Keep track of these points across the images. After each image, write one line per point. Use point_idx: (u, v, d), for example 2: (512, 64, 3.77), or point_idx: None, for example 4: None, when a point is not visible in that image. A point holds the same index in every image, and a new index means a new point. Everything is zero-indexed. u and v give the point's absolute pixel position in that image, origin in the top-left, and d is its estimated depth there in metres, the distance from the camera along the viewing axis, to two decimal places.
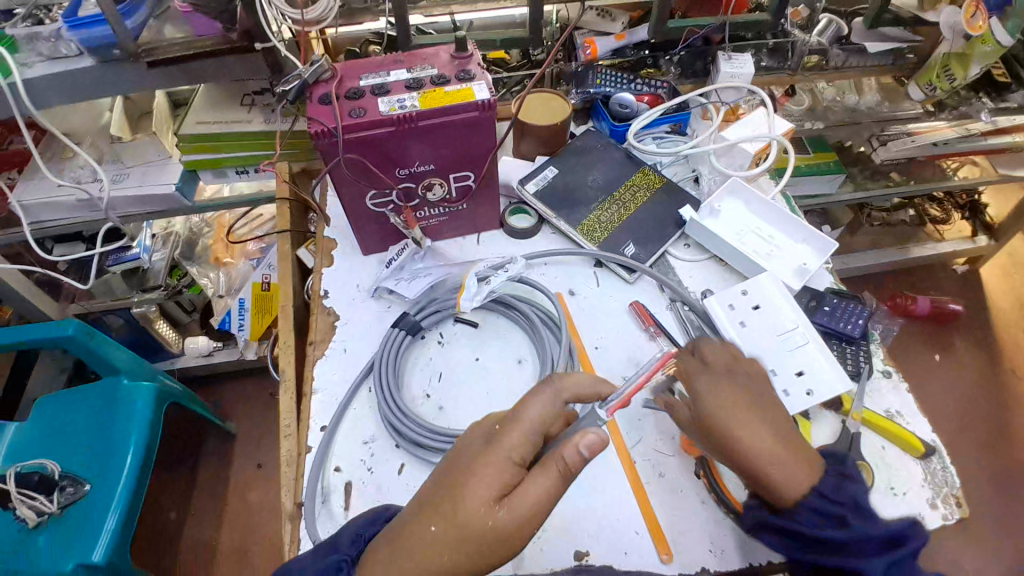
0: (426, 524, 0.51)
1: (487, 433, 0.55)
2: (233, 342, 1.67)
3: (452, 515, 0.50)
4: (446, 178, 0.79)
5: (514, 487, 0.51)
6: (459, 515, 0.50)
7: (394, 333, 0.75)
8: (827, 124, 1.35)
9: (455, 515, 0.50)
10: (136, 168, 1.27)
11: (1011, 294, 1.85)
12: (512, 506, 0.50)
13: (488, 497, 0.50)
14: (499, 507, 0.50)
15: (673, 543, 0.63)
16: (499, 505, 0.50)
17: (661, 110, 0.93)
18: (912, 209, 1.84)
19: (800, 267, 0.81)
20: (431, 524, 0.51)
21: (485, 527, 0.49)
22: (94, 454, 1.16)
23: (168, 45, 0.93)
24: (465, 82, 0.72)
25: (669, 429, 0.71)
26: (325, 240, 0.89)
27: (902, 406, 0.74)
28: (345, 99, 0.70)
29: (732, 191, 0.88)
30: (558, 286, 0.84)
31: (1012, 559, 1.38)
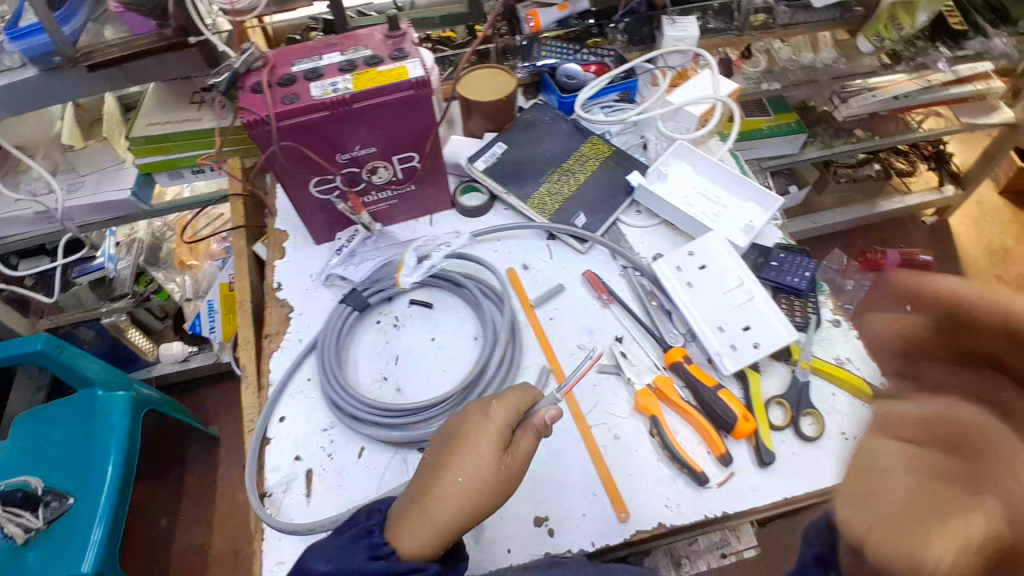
0: (453, 479, 0.55)
1: (482, 407, 0.61)
2: (209, 346, 1.65)
3: (476, 468, 0.56)
4: (389, 160, 0.78)
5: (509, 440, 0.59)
6: (484, 467, 0.56)
7: (340, 309, 0.76)
8: (785, 85, 1.29)
9: (478, 468, 0.56)
10: (90, 176, 1.24)
11: (981, 243, 1.88)
12: (517, 454, 0.58)
13: (497, 450, 0.57)
14: (508, 456, 0.58)
15: (629, 501, 0.66)
16: (506, 454, 0.58)
17: (608, 78, 0.92)
18: (878, 163, 1.80)
19: (746, 225, 0.82)
20: (457, 477, 0.56)
21: (505, 473, 0.57)
22: (76, 467, 1.15)
23: (106, 47, 0.90)
24: (398, 61, 0.71)
25: (623, 392, 0.73)
26: (277, 233, 0.89)
27: (852, 353, 0.76)
28: (277, 86, 0.69)
29: (679, 155, 0.89)
30: (511, 261, 0.85)
31: None
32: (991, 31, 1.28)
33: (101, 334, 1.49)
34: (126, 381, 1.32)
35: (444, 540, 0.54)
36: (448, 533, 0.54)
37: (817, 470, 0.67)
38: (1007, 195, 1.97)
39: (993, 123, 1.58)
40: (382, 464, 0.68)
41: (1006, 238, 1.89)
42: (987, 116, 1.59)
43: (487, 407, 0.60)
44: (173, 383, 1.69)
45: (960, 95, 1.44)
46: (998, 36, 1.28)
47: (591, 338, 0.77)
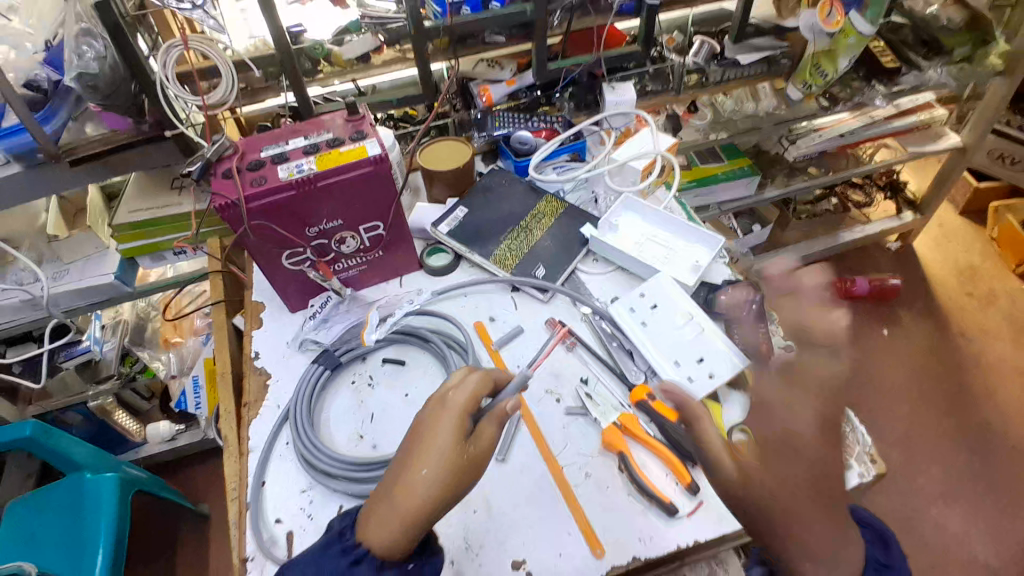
0: (417, 473, 0.58)
1: (441, 398, 0.63)
2: (196, 423, 1.66)
3: (441, 460, 0.58)
4: (356, 231, 0.84)
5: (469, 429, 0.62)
6: (447, 459, 0.58)
7: (314, 369, 0.81)
8: (730, 134, 1.39)
9: (441, 460, 0.58)
10: (75, 264, 1.29)
11: (948, 263, 1.94)
12: (479, 444, 0.61)
13: (459, 440, 0.60)
14: (468, 446, 0.60)
15: (603, 538, 0.68)
16: (467, 445, 0.60)
17: (557, 142, 1.00)
18: (834, 198, 1.92)
19: (693, 265, 0.88)
20: (421, 469, 0.58)
21: (466, 463, 0.59)
22: (65, 553, 1.14)
23: (88, 142, 0.97)
24: (358, 141, 0.78)
25: (591, 431, 0.76)
26: (254, 305, 0.93)
27: (805, 378, 0.80)
28: (247, 171, 0.76)
29: (628, 206, 0.96)
30: (478, 315, 0.89)
31: (988, 517, 1.42)
32: (924, 65, 1.36)
33: (88, 418, 1.51)
34: (114, 462, 1.32)
35: (413, 532, 0.57)
36: (415, 525, 0.57)
37: None
38: (967, 215, 2.06)
39: (942, 149, 1.70)
40: None
41: (972, 257, 1.94)
42: (933, 143, 1.70)
43: (446, 396, 0.63)
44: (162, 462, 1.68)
45: (905, 126, 1.58)
46: (929, 68, 1.37)
47: (557, 382, 0.81)
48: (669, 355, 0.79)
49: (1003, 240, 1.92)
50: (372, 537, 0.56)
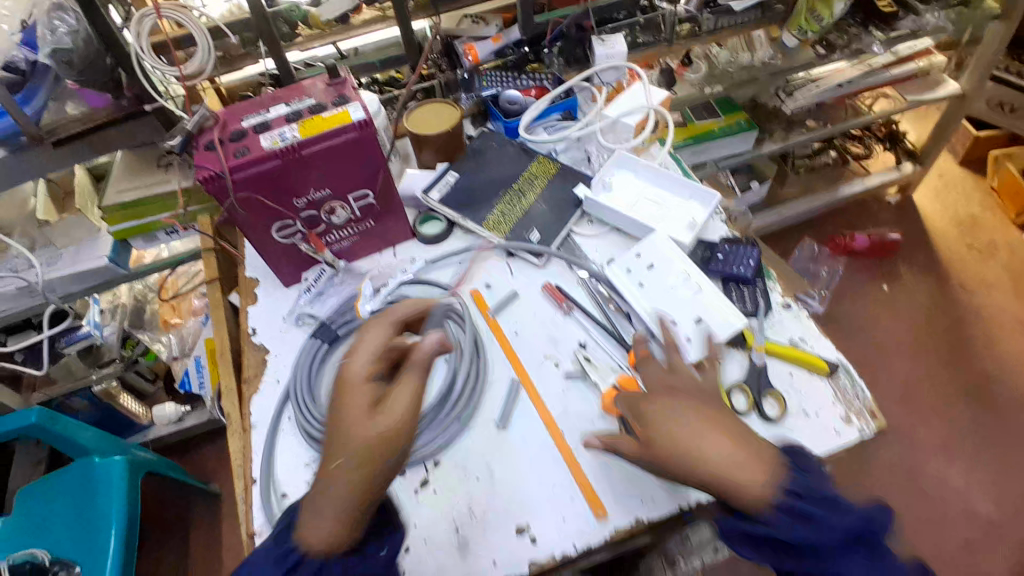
0: (334, 463, 0.61)
1: (343, 377, 0.67)
2: (201, 403, 1.67)
3: (352, 441, 0.61)
4: (346, 200, 0.82)
5: (380, 399, 0.64)
6: (357, 438, 0.61)
7: (311, 344, 0.80)
8: (726, 86, 1.36)
9: (353, 440, 0.61)
10: (68, 249, 1.28)
11: (948, 214, 1.92)
12: (388, 410, 0.63)
13: (366, 415, 0.63)
14: (378, 417, 0.63)
15: (606, 499, 0.68)
16: (376, 416, 0.63)
17: (547, 100, 0.98)
18: (834, 150, 1.87)
19: (690, 222, 0.87)
20: (337, 458, 0.61)
21: (376, 435, 0.61)
22: (78, 536, 1.17)
23: (67, 122, 0.95)
24: (341, 106, 0.76)
25: (591, 395, 0.76)
26: (248, 281, 0.92)
27: (804, 334, 0.79)
28: (229, 142, 0.74)
29: (621, 163, 0.94)
30: (473, 283, 0.88)
31: (986, 463, 1.44)
32: (921, 8, 1.29)
33: (94, 402, 1.52)
34: (122, 445, 1.33)
35: (352, 518, 0.60)
36: (350, 509, 0.60)
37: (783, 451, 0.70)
38: (967, 165, 2.03)
39: (941, 96, 1.64)
40: None
41: (972, 208, 1.92)
42: (933, 91, 1.65)
43: (347, 375, 0.67)
44: (170, 441, 1.70)
45: (904, 73, 1.52)
46: (928, 12, 1.31)
47: (555, 347, 0.80)
48: (668, 315, 0.78)
49: (1003, 190, 1.90)
50: (308, 537, 0.59)
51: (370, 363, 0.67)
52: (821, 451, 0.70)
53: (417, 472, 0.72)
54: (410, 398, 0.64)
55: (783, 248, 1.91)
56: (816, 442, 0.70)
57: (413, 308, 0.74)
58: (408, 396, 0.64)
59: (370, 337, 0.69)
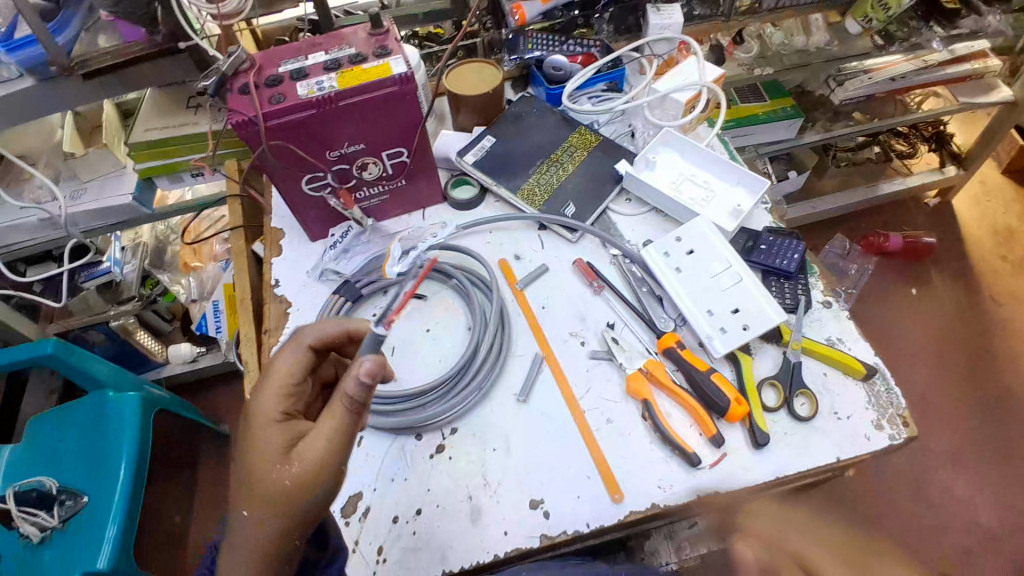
0: (247, 514, 0.56)
1: (256, 411, 0.59)
2: (216, 346, 1.69)
3: (257, 491, 0.55)
4: (379, 156, 0.80)
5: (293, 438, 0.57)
6: (264, 491, 0.54)
7: (334, 300, 0.79)
8: (778, 69, 1.27)
9: (261, 492, 0.54)
10: (92, 183, 1.26)
11: (986, 222, 1.85)
12: (299, 457, 0.54)
13: (275, 460, 0.55)
14: (288, 464, 0.55)
15: (622, 483, 0.67)
16: (287, 463, 0.55)
17: (595, 68, 0.94)
18: (879, 146, 1.80)
19: (734, 208, 0.83)
20: (247, 509, 0.56)
21: (286, 488, 0.54)
22: (89, 467, 1.18)
23: (100, 55, 0.92)
24: (382, 58, 0.72)
25: (616, 377, 0.74)
26: (273, 232, 0.91)
27: (842, 334, 0.76)
28: (265, 87, 0.71)
29: (666, 141, 0.90)
30: (503, 253, 0.86)
31: (1005, 480, 1.40)
32: (984, 9, 1.25)
33: (110, 337, 1.53)
34: (135, 381, 1.34)
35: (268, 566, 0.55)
36: (267, 558, 0.55)
37: (810, 451, 0.68)
38: (1010, 173, 1.94)
39: (993, 103, 1.53)
40: (379, 452, 0.71)
41: (1010, 217, 1.85)
42: (986, 96, 1.54)
43: (255, 411, 0.59)
44: (182, 383, 1.71)
45: (959, 74, 1.41)
46: (990, 14, 1.25)
47: (582, 325, 0.78)
48: (703, 304, 0.75)
49: None
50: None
51: (280, 398, 0.59)
52: (849, 455, 0.67)
53: (433, 437, 0.71)
54: (324, 438, 0.54)
55: (813, 242, 1.85)
56: (846, 446, 0.68)
57: (336, 325, 0.63)
58: (323, 438, 0.54)
59: (281, 366, 0.60)
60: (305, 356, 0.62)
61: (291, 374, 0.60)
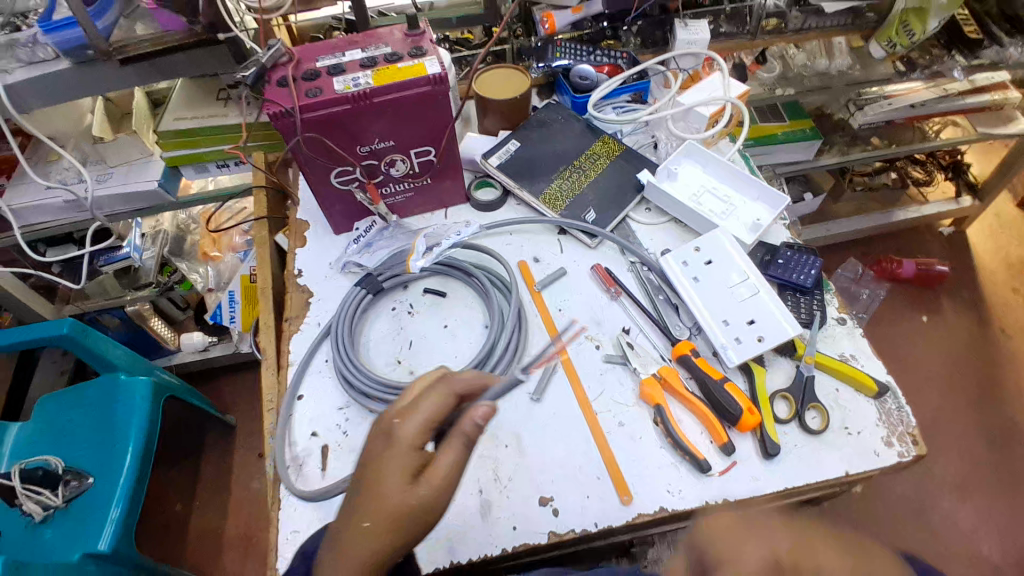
0: (359, 527, 0.53)
1: (389, 429, 0.57)
2: (228, 336, 1.70)
3: (378, 507, 0.53)
4: (407, 154, 0.82)
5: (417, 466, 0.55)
6: (386, 507, 0.53)
7: (356, 292, 0.81)
8: (799, 90, 1.28)
9: (381, 510, 0.53)
10: (118, 169, 1.29)
11: (999, 254, 1.85)
12: (428, 484, 0.54)
13: (404, 482, 0.54)
14: (416, 487, 0.54)
15: (632, 486, 0.68)
16: (416, 485, 0.54)
17: (620, 80, 0.95)
18: (894, 172, 1.80)
19: (753, 223, 0.84)
20: (362, 521, 0.53)
21: (406, 512, 0.53)
22: (96, 448, 1.20)
23: (138, 42, 0.95)
24: (417, 58, 0.74)
25: (628, 382, 0.75)
26: (298, 223, 0.93)
27: (856, 350, 0.77)
28: (302, 81, 0.73)
29: (689, 153, 0.91)
30: (523, 254, 0.88)
31: (1010, 513, 1.39)
32: (1006, 40, 1.28)
33: (125, 321, 1.56)
34: (147, 366, 1.36)
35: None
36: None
37: (819, 464, 0.68)
38: None
39: (1011, 134, 1.55)
40: None
41: None
42: (1004, 126, 1.56)
43: (394, 430, 0.56)
44: (193, 371, 1.73)
45: (977, 104, 1.41)
46: (1012, 45, 1.27)
47: (598, 329, 0.79)
48: (719, 314, 0.76)
49: None
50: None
51: (424, 430, 0.56)
52: (858, 470, 0.68)
53: None
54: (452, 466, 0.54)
55: (826, 264, 1.86)
56: (855, 461, 0.68)
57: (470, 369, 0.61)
58: (449, 467, 0.54)
59: (430, 400, 0.57)
60: (452, 392, 0.58)
61: (440, 413, 0.56)
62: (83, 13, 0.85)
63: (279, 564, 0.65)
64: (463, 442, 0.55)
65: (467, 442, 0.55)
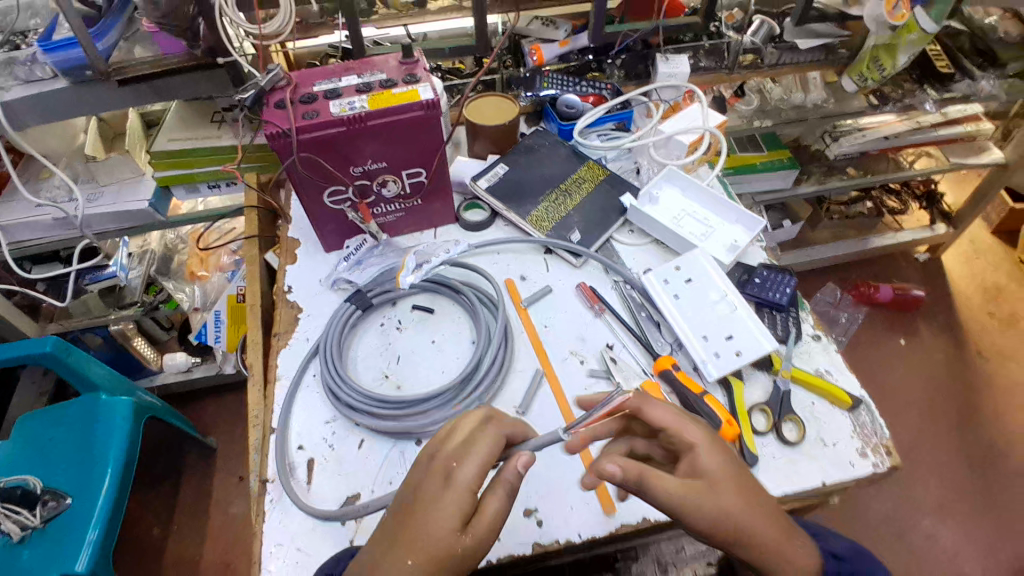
0: (399, 564, 0.49)
1: (444, 471, 0.53)
2: (212, 357, 1.69)
3: (424, 545, 0.50)
4: (399, 174, 0.84)
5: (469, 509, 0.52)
6: (433, 550, 0.49)
7: (345, 308, 0.82)
8: (775, 122, 1.34)
9: (425, 549, 0.49)
10: (109, 187, 1.30)
11: (974, 280, 1.91)
12: (477, 531, 0.51)
13: (453, 525, 0.51)
14: (464, 534, 0.51)
15: (615, 497, 0.69)
16: (464, 532, 0.51)
17: (604, 109, 1.00)
18: (868, 202, 1.87)
19: (731, 244, 0.88)
20: (405, 559, 0.50)
21: (452, 556, 0.50)
22: (75, 468, 1.19)
23: (137, 65, 0.97)
24: (411, 84, 0.77)
25: (611, 396, 0.77)
26: (289, 241, 0.95)
27: (830, 365, 0.80)
28: (299, 103, 0.75)
29: (670, 178, 0.95)
30: (509, 273, 0.90)
31: (988, 534, 1.41)
32: (977, 74, 1.33)
33: (107, 340, 1.55)
34: (128, 387, 1.35)
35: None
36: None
37: (797, 475, 0.70)
38: (999, 234, 2.02)
39: (983, 163, 1.62)
40: (380, 455, 0.73)
41: (999, 277, 1.91)
42: (977, 156, 1.63)
43: (450, 473, 0.53)
44: (176, 392, 1.72)
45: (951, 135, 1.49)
46: (984, 79, 1.32)
47: (582, 345, 0.82)
48: (698, 330, 0.79)
49: None
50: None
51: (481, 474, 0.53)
52: (835, 480, 0.70)
53: None
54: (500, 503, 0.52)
55: (805, 289, 1.91)
56: (830, 472, 0.71)
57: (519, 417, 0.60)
58: (494, 513, 0.52)
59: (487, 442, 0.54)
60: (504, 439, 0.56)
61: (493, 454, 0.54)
62: (85, 36, 0.87)
63: None
64: (510, 487, 0.54)
65: (512, 489, 0.54)
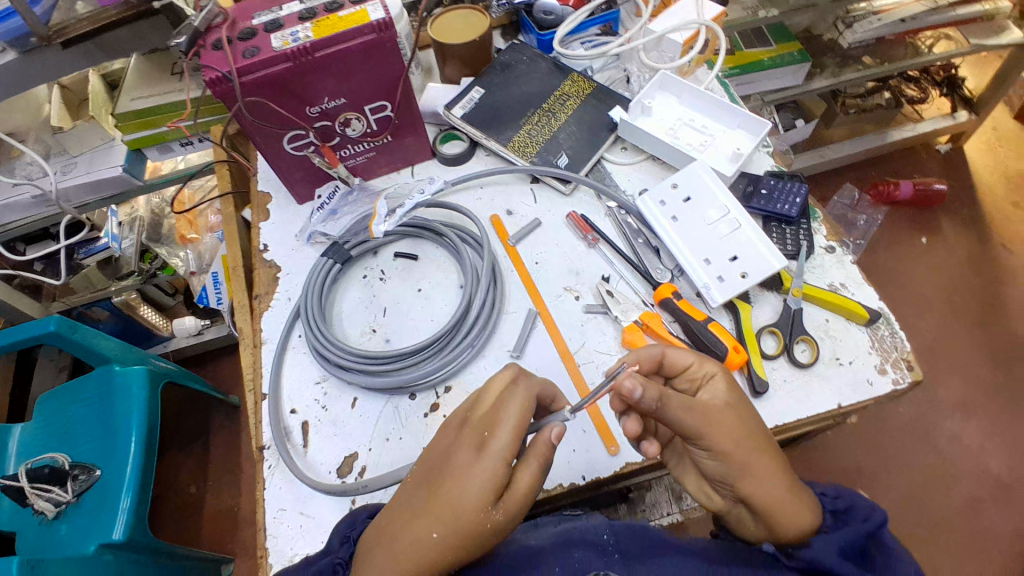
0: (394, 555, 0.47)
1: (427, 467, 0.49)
2: (220, 318, 1.68)
3: (454, 519, 0.47)
4: (362, 112, 0.77)
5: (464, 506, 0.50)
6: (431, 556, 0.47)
7: (324, 263, 0.78)
8: (782, 11, 1.20)
9: (454, 525, 0.47)
10: (82, 156, 1.23)
11: (997, 169, 1.79)
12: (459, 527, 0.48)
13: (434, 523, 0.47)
14: (495, 509, 0.48)
15: (619, 435, 0.66)
16: (495, 508, 0.48)
17: (587, 11, 0.89)
18: (888, 91, 1.70)
19: (734, 153, 0.80)
20: (430, 530, 0.47)
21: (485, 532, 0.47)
22: (98, 441, 1.19)
23: (76, 22, 0.89)
24: (359, 4, 0.68)
25: (610, 332, 0.72)
26: (260, 196, 0.89)
27: (846, 279, 0.74)
28: (238, 41, 0.67)
29: (664, 86, 0.86)
30: (494, 209, 0.84)
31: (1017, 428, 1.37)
32: None
33: (114, 312, 1.51)
34: (140, 355, 1.33)
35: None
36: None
37: (810, 397, 0.66)
38: None
39: (1003, 44, 1.45)
40: (374, 413, 0.70)
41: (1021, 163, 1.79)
42: (996, 37, 1.45)
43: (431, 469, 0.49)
44: (189, 356, 1.72)
45: (968, 15, 1.34)
46: None
47: (576, 280, 0.76)
48: (701, 252, 0.73)
49: None
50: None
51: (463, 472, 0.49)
52: (853, 400, 0.66)
53: (427, 396, 0.71)
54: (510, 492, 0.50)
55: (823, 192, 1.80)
56: (846, 393, 0.66)
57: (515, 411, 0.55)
58: (527, 488, 0.49)
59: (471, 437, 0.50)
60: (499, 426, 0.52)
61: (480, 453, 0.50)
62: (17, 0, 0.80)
63: (269, 542, 0.64)
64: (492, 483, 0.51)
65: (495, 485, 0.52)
